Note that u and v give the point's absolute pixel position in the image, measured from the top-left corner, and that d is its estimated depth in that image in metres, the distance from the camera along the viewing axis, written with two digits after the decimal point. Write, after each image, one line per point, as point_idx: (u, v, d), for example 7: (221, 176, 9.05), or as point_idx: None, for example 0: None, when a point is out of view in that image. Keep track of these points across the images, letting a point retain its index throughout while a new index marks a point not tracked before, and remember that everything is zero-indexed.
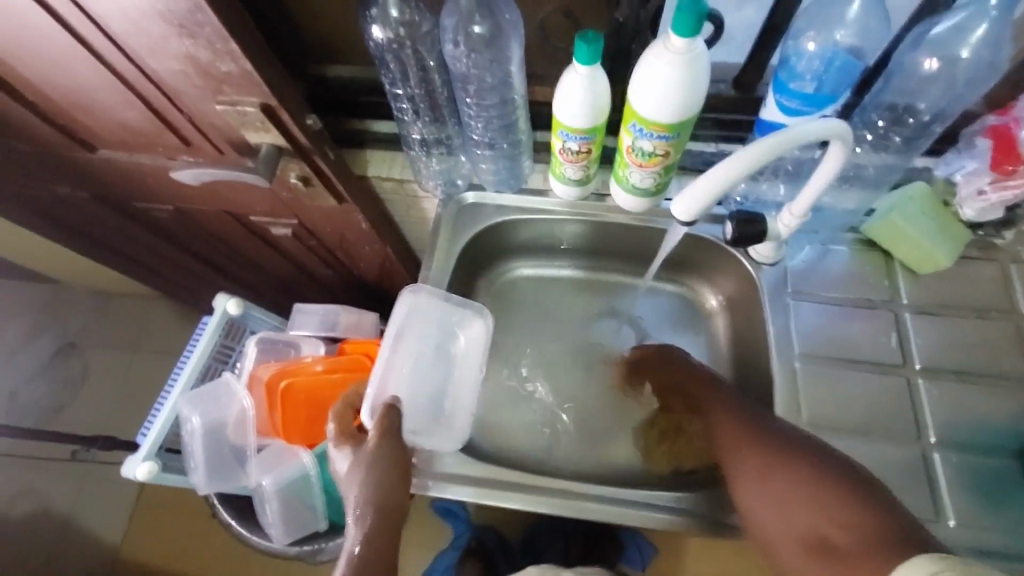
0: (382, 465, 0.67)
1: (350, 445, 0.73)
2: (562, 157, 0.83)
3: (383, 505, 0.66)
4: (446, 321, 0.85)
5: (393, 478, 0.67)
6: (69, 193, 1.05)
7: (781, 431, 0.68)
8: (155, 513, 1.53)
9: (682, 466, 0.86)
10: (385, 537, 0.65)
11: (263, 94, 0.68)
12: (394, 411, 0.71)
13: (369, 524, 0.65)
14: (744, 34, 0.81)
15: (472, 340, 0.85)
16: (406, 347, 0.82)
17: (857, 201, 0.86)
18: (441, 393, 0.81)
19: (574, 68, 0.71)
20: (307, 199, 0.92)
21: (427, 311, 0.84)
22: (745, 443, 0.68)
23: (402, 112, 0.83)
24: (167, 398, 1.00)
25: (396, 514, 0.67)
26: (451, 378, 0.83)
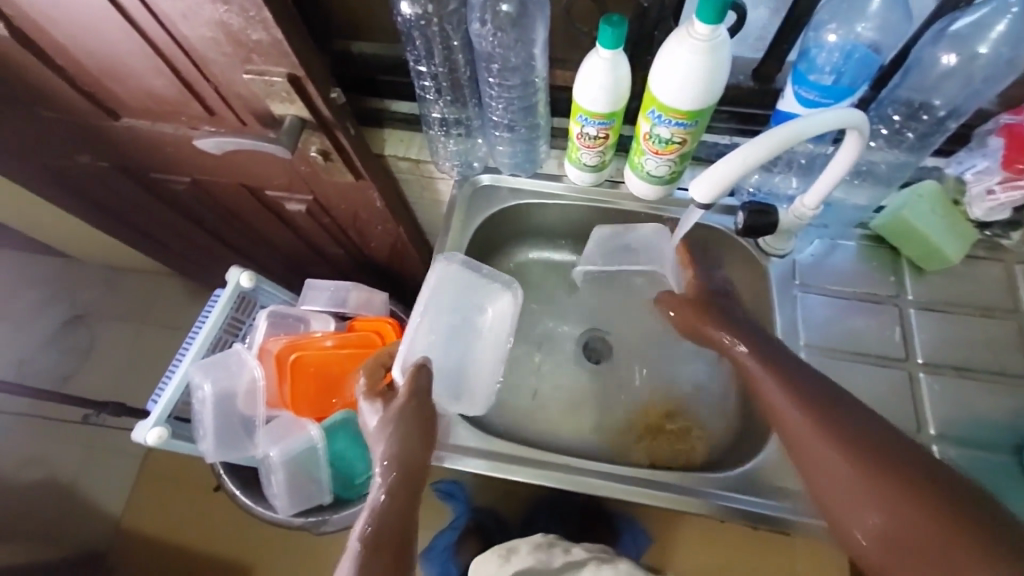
0: (411, 421, 0.70)
1: (380, 400, 0.75)
2: (580, 142, 0.85)
3: (409, 460, 0.68)
4: (473, 293, 0.88)
5: (417, 438, 0.69)
6: (88, 162, 1.07)
7: (883, 441, 0.61)
8: (157, 483, 1.55)
9: (663, 460, 0.90)
10: (406, 494, 0.66)
11: (291, 64, 0.70)
12: (423, 373, 0.73)
13: (393, 478, 0.66)
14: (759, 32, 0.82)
15: (499, 312, 0.87)
16: (437, 313, 0.85)
17: (868, 198, 0.87)
18: (468, 359, 0.84)
19: (597, 52, 0.73)
20: (324, 173, 0.93)
21: (457, 282, 0.87)
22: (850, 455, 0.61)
23: (425, 89, 0.85)
24: (178, 366, 1.01)
25: (419, 474, 0.68)
26: (479, 347, 0.85)
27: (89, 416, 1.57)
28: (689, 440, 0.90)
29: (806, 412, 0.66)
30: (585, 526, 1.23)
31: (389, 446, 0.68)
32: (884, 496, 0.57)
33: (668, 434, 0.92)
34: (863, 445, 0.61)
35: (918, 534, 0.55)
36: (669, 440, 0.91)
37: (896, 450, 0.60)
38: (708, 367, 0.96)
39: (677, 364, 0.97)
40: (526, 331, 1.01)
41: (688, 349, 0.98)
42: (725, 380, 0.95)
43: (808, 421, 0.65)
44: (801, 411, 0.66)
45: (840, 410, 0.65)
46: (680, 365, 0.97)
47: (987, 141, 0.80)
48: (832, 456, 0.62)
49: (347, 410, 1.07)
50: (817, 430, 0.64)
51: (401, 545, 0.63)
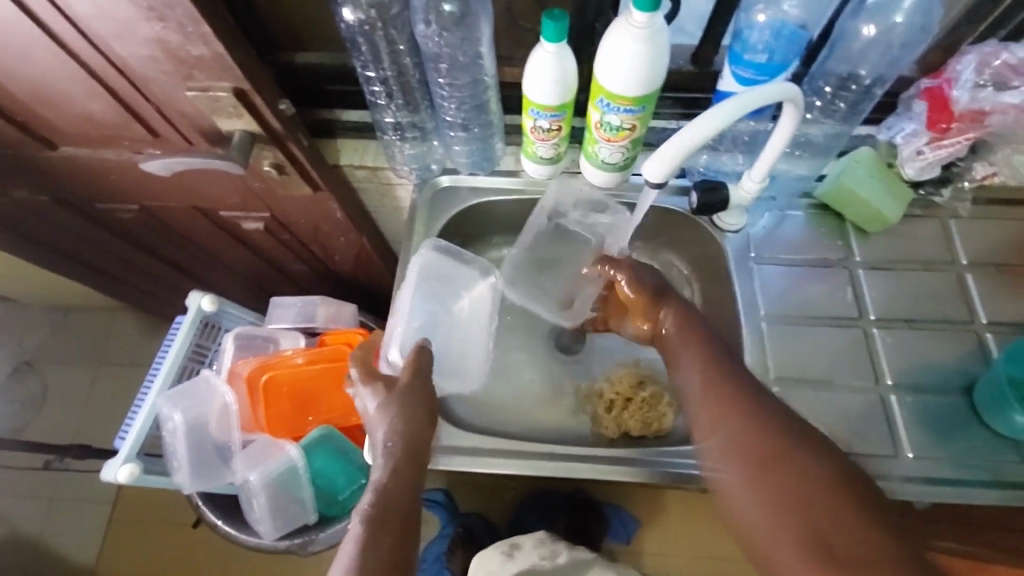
0: (414, 401, 0.71)
1: (381, 384, 0.72)
2: (534, 136, 0.87)
3: (413, 439, 0.68)
4: (452, 282, 0.90)
5: (424, 414, 0.70)
6: (25, 197, 1.02)
7: (767, 408, 0.64)
8: (131, 528, 1.50)
9: (631, 431, 0.90)
10: (412, 469, 0.67)
11: (235, 78, 0.69)
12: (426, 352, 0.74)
13: (398, 455, 0.67)
14: (693, 25, 0.87)
15: (477, 299, 0.89)
16: (419, 303, 0.86)
17: (809, 168, 0.92)
18: (452, 345, 0.86)
19: (541, 47, 0.74)
20: (280, 188, 0.91)
21: (436, 270, 0.88)
22: (743, 436, 0.63)
23: (375, 95, 0.85)
24: (144, 399, 0.98)
25: (422, 450, 0.69)
26: (462, 334, 0.88)
27: (52, 461, 1.51)
28: (659, 408, 0.90)
29: (723, 393, 0.67)
30: (574, 518, 1.24)
31: (392, 425, 0.69)
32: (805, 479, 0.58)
33: (636, 403, 0.91)
34: (768, 422, 0.63)
35: (817, 509, 0.56)
36: (639, 410, 0.90)
37: (806, 437, 0.61)
38: None
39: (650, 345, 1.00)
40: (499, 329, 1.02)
41: None
42: None
43: (729, 406, 0.65)
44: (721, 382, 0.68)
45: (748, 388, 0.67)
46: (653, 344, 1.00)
47: (912, 105, 0.85)
48: (749, 439, 0.62)
49: (323, 425, 1.05)
50: (741, 412, 0.64)
51: (406, 515, 0.63)
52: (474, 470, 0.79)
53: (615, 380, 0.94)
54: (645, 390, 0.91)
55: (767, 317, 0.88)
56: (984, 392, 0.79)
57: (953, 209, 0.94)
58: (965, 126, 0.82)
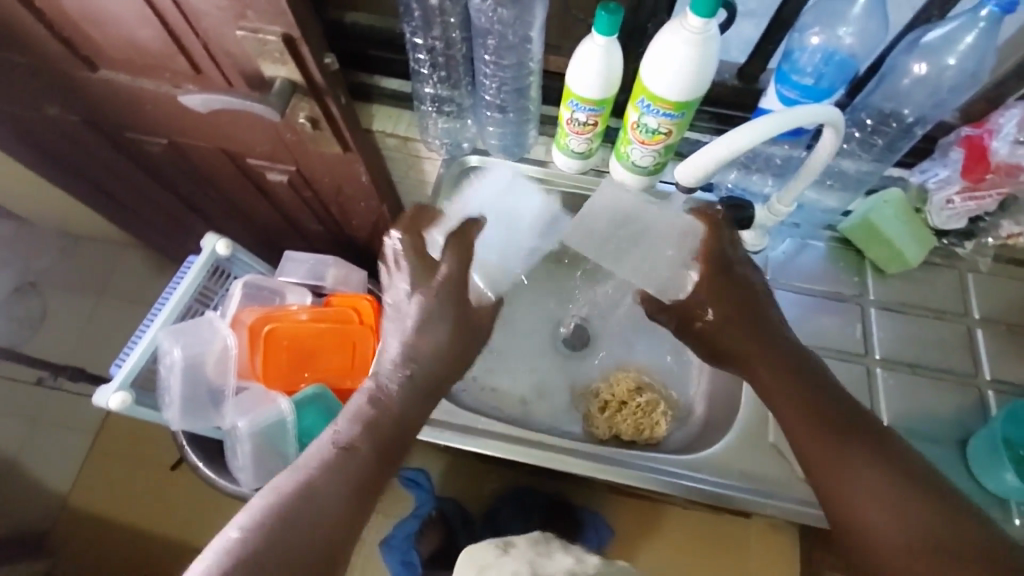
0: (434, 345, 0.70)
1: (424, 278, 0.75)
2: (569, 128, 0.87)
3: (422, 381, 0.69)
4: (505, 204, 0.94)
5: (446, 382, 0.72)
6: (57, 116, 1.03)
7: (856, 424, 0.64)
8: (107, 459, 1.57)
9: (623, 434, 0.91)
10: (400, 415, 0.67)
11: (287, 23, 0.69)
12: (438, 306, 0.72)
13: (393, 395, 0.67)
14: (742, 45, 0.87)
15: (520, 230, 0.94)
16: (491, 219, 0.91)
17: (837, 201, 0.92)
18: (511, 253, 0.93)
19: (592, 38, 0.75)
20: (311, 143, 0.92)
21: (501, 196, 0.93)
22: (840, 451, 0.62)
23: (419, 63, 0.85)
24: (146, 331, 0.98)
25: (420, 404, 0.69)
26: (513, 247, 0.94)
27: (47, 377, 1.60)
28: (653, 416, 0.91)
29: (806, 417, 0.65)
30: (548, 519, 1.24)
31: (427, 365, 0.70)
32: (904, 532, 0.56)
33: (630, 408, 0.91)
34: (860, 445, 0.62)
35: (904, 530, 0.56)
36: (633, 414, 0.91)
37: (896, 475, 0.59)
38: (676, 356, 0.99)
39: (649, 353, 1.00)
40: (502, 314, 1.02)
41: (656, 339, 1.00)
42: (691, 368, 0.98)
43: (813, 431, 0.64)
44: (796, 407, 0.67)
45: (841, 410, 0.65)
46: (654, 351, 1.00)
47: (950, 152, 0.85)
48: (839, 470, 0.61)
49: (318, 385, 1.03)
50: (841, 455, 0.61)
51: (400, 440, 0.66)
52: (464, 446, 0.81)
53: (612, 382, 0.95)
54: (641, 396, 0.92)
55: None
56: (978, 445, 0.79)
57: (973, 263, 0.94)
58: (1000, 179, 0.82)
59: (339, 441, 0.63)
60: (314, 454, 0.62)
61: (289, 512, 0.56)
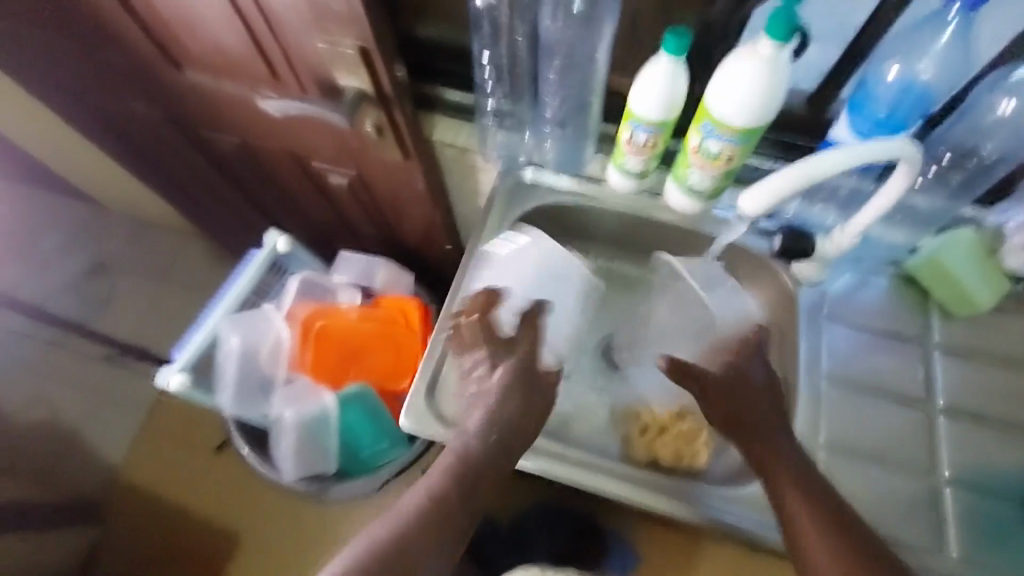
0: (506, 376, 0.76)
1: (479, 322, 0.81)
2: (627, 148, 0.87)
3: (502, 416, 0.74)
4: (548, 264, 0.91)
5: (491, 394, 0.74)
6: (143, 112, 1.11)
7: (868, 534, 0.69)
8: (160, 433, 1.69)
9: (662, 460, 0.89)
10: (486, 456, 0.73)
11: (365, 35, 0.72)
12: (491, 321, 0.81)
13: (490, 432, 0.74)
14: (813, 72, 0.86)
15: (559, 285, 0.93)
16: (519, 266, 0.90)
17: (905, 235, 0.89)
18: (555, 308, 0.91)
19: (658, 59, 0.76)
20: (374, 149, 0.95)
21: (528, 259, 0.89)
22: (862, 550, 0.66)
23: (485, 77, 0.87)
24: (206, 317, 1.02)
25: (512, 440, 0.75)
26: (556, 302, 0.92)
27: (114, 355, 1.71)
28: (693, 444, 0.89)
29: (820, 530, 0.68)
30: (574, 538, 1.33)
31: (505, 395, 0.76)
32: None
33: (672, 434, 0.90)
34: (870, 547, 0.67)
35: None
36: (673, 441, 0.89)
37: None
38: None
39: None
40: None
41: None
42: None
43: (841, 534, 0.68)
44: (811, 519, 0.68)
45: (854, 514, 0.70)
46: None
47: None
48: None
49: (362, 384, 1.06)
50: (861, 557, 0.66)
51: (484, 480, 0.73)
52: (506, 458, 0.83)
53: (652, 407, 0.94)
54: (683, 422, 0.90)
55: (828, 376, 0.85)
56: None
57: None
58: None
59: (424, 492, 0.71)
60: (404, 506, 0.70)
61: (378, 556, 0.65)
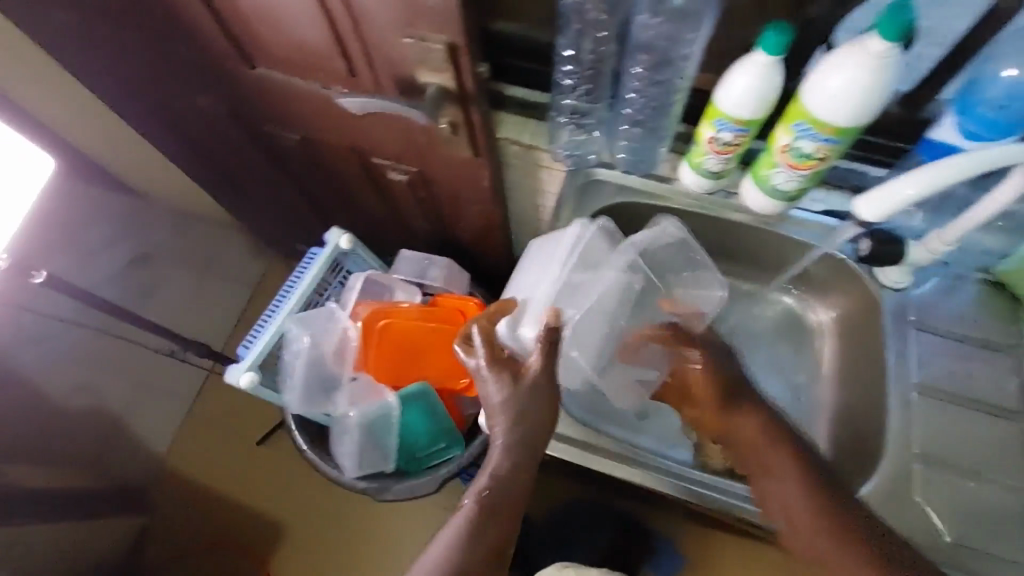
0: None
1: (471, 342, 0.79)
2: (708, 147, 0.85)
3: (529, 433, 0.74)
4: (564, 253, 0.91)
5: None
6: (207, 107, 1.11)
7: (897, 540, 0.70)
8: (208, 421, 1.71)
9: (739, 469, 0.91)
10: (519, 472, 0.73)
11: (456, 32, 0.70)
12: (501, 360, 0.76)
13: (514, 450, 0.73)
14: None
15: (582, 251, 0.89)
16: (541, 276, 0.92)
17: (1000, 242, 0.84)
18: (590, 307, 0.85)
19: (753, 57, 0.74)
20: (443, 147, 0.94)
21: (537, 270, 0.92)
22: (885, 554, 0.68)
23: (565, 75, 0.84)
24: (272, 316, 1.03)
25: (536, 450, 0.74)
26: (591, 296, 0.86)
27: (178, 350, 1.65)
28: None
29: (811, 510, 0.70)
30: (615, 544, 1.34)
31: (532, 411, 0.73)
32: None
33: None
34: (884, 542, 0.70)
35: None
36: None
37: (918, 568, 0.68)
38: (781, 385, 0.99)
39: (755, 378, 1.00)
40: None
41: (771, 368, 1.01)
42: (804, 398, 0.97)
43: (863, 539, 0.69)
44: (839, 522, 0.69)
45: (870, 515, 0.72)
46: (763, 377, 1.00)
47: None
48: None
49: (422, 383, 1.06)
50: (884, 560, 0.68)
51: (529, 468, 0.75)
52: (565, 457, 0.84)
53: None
54: None
55: (917, 384, 0.82)
56: None
57: None
58: None
59: (483, 487, 0.72)
60: (461, 512, 0.71)
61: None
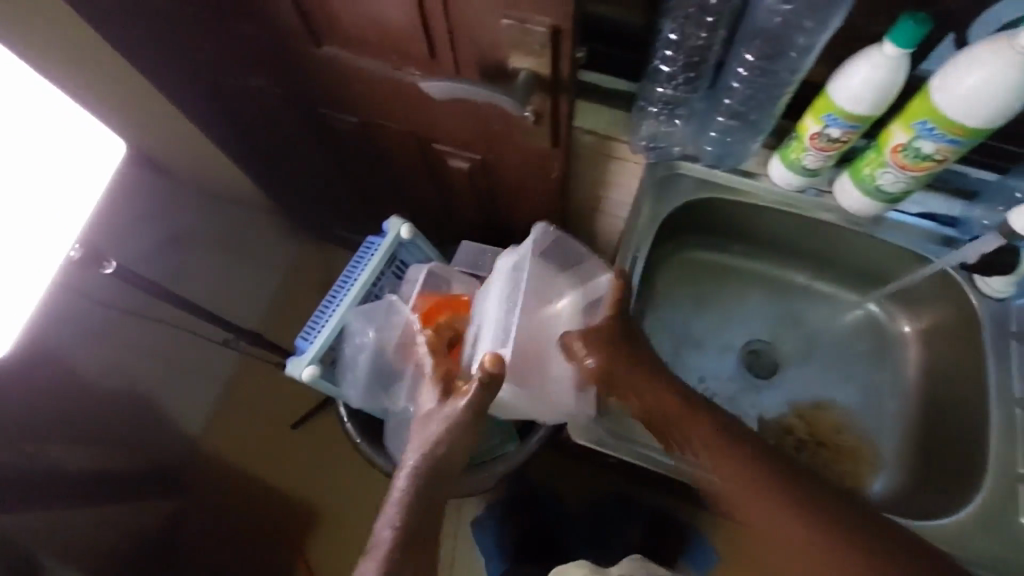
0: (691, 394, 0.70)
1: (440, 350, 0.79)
2: (810, 143, 0.79)
3: (445, 453, 0.74)
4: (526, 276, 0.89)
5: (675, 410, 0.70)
6: (261, 86, 1.06)
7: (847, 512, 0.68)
8: (242, 401, 1.68)
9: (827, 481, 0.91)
10: (428, 490, 0.73)
11: (563, 14, 0.64)
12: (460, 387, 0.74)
13: (422, 471, 0.73)
14: None
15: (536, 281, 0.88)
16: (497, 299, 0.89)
17: None
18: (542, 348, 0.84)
19: (881, 48, 0.68)
20: (519, 134, 0.89)
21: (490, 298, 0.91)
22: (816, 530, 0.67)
23: (665, 61, 0.79)
24: (332, 308, 1.00)
25: (449, 471, 0.75)
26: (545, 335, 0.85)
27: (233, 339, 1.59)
28: (857, 464, 0.91)
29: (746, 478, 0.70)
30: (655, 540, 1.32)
31: (450, 429, 0.74)
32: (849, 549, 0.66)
33: (820, 447, 0.92)
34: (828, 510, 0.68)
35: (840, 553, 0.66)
36: (836, 459, 0.92)
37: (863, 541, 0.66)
38: (862, 393, 0.95)
39: (833, 386, 0.95)
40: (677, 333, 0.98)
41: (852, 378, 0.96)
42: (886, 407, 0.93)
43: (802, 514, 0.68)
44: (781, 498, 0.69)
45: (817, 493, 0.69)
46: (842, 386, 0.95)
47: None
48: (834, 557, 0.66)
49: None
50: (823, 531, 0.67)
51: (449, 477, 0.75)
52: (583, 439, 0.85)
53: (808, 419, 0.94)
54: (844, 443, 0.92)
55: None
56: None
57: None
58: None
59: (401, 499, 0.72)
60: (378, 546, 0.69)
61: None
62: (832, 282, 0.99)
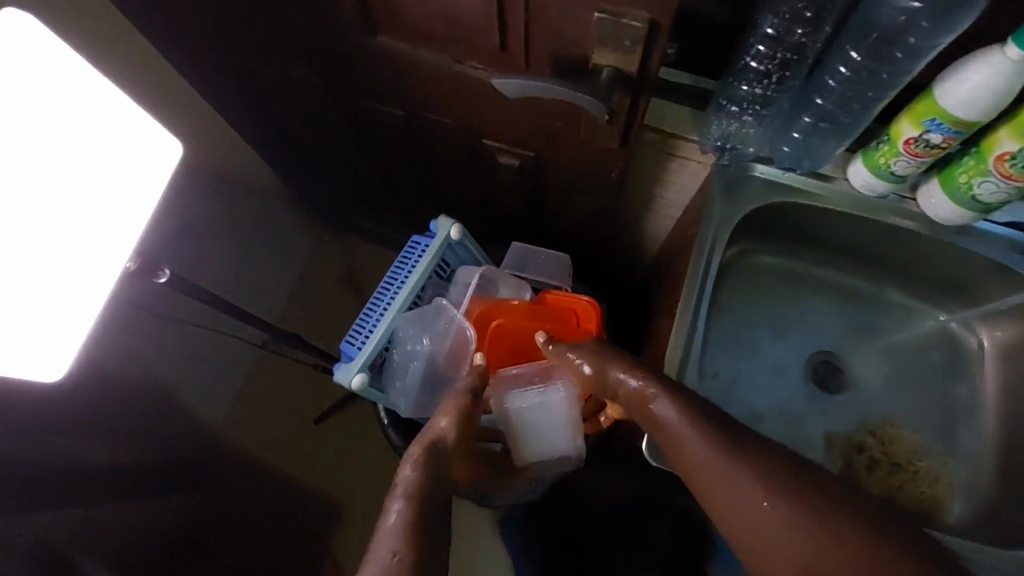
0: None
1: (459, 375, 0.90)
2: (903, 148, 0.74)
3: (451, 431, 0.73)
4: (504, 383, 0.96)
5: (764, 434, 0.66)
6: (300, 74, 1.00)
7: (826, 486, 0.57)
8: (265, 394, 1.64)
9: (903, 501, 0.87)
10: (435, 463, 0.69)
11: (664, 7, 0.59)
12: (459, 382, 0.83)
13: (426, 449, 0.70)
14: None
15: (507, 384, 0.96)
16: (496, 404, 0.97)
17: None
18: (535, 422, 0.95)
19: (999, 50, 0.63)
20: (584, 132, 0.84)
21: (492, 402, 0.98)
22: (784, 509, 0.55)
23: (756, 58, 0.73)
24: (380, 313, 0.95)
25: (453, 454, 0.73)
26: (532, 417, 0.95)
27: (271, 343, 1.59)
28: (933, 485, 0.88)
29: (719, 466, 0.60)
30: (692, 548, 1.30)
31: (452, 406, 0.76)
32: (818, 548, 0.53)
33: (892, 468, 0.88)
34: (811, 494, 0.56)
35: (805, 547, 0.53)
36: (911, 479, 0.88)
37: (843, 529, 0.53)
38: (934, 409, 0.91)
39: (903, 402, 0.92)
40: (742, 343, 0.93)
41: (924, 394, 0.92)
42: (961, 424, 0.90)
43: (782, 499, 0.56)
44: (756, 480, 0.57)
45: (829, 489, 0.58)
46: (914, 402, 0.92)
47: None
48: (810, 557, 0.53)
49: None
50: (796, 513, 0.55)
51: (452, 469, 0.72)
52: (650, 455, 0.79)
53: (880, 437, 0.90)
54: (920, 464, 0.89)
55: None
56: None
57: None
58: None
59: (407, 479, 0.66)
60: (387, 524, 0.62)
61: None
62: (903, 291, 0.95)
